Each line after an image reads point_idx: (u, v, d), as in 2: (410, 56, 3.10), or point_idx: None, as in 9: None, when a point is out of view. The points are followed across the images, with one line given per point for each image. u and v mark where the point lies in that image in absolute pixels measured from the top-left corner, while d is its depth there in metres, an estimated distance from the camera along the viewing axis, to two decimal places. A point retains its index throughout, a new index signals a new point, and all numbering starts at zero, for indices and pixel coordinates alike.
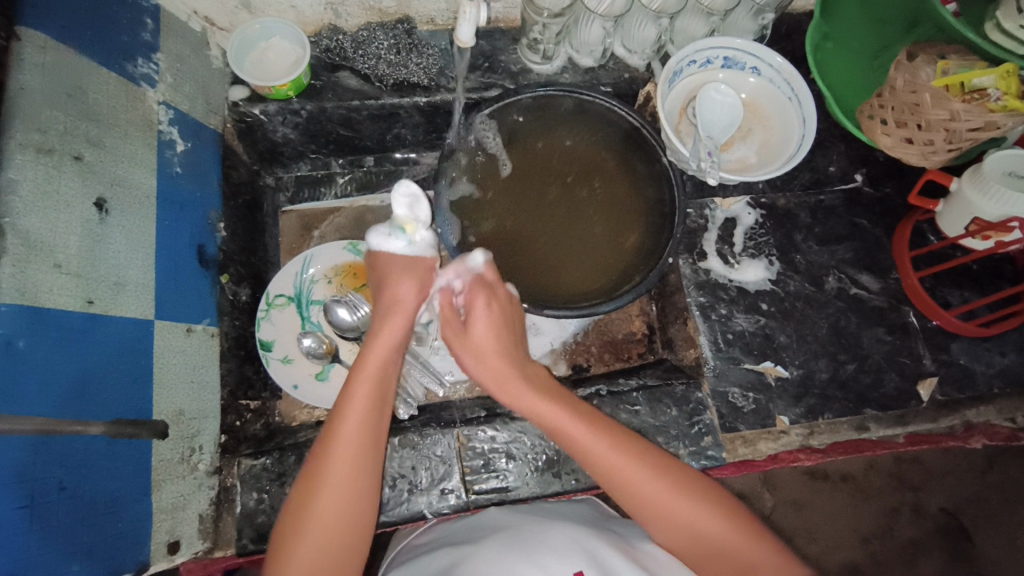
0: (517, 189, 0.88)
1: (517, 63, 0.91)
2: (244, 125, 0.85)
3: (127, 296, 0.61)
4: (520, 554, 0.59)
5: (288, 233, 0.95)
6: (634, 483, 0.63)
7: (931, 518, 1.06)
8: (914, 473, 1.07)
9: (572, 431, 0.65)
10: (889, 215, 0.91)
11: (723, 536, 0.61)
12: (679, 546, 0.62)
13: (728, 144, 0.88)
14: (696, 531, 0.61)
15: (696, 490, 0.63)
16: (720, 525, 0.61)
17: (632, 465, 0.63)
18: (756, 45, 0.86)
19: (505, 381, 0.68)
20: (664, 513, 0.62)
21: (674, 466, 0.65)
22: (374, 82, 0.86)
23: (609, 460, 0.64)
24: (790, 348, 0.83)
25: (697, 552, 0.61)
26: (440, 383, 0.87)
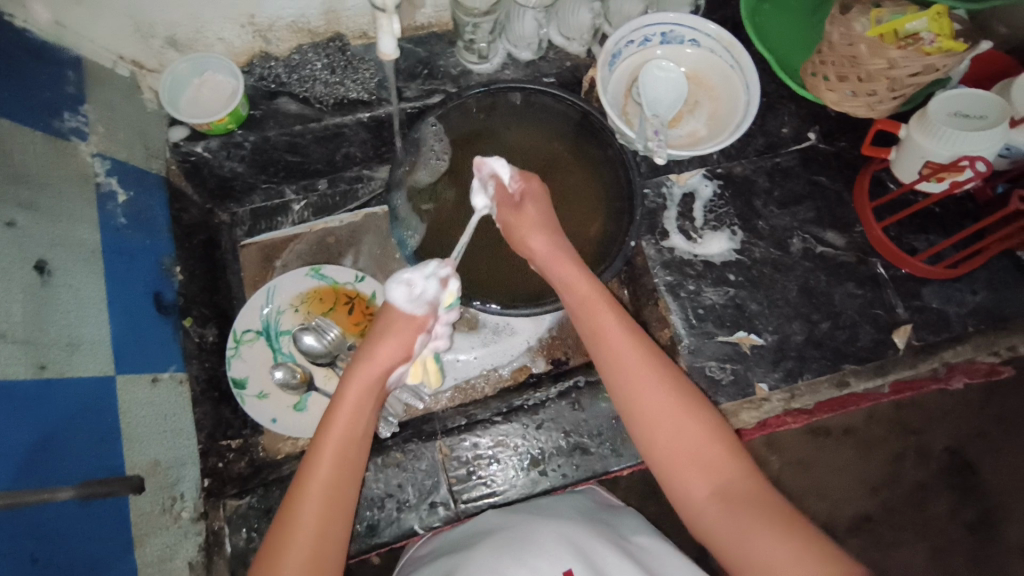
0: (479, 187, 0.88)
1: (456, 66, 0.90)
2: (189, 165, 0.84)
3: (83, 355, 0.60)
4: (511, 557, 0.59)
5: (250, 267, 0.92)
6: (655, 399, 0.63)
7: (937, 459, 1.06)
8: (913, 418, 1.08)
9: (598, 314, 0.68)
10: (847, 168, 0.91)
11: (709, 455, 0.61)
12: (659, 455, 0.63)
13: (677, 120, 0.87)
14: (679, 444, 0.62)
15: (696, 414, 0.63)
16: (709, 449, 0.62)
17: (653, 377, 0.64)
18: (690, 17, 0.86)
19: (556, 258, 0.72)
20: (654, 431, 0.63)
21: (686, 383, 0.65)
22: (313, 104, 0.86)
23: (629, 356, 0.65)
24: (762, 314, 0.83)
25: (702, 481, 0.61)
26: (420, 397, 0.85)
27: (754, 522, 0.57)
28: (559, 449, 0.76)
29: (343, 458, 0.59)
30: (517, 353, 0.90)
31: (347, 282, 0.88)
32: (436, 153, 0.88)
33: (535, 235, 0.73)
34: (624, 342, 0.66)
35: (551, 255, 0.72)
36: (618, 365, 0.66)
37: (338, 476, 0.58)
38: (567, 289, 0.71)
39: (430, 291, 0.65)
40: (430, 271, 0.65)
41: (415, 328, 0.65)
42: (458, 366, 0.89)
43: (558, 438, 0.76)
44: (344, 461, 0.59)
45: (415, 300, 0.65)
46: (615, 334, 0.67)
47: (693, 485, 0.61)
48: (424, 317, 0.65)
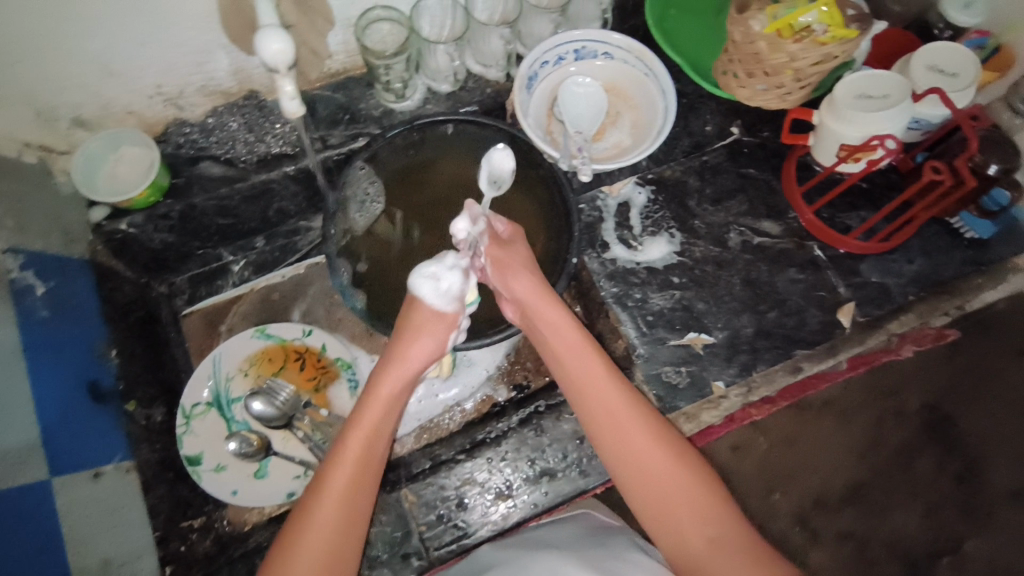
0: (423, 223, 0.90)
1: (378, 107, 0.90)
2: (117, 243, 0.82)
3: (7, 465, 0.58)
4: None
5: (195, 335, 0.91)
6: (645, 447, 0.64)
7: None
8: None
9: (587, 361, 0.69)
10: (773, 157, 0.92)
11: (701, 504, 0.62)
12: (649, 503, 0.63)
13: (601, 133, 0.88)
14: (669, 491, 0.62)
15: (686, 461, 0.64)
16: (699, 497, 0.62)
17: (643, 427, 0.65)
18: (599, 31, 0.87)
19: (543, 301, 0.71)
20: (647, 476, 0.63)
21: (672, 432, 0.66)
22: (237, 164, 0.84)
23: (620, 406, 0.66)
24: (710, 312, 0.83)
25: (694, 531, 0.61)
26: None
27: (747, 572, 0.57)
28: (526, 479, 0.75)
29: (335, 543, 0.59)
30: (476, 385, 0.89)
31: (295, 338, 0.86)
32: (370, 197, 0.89)
33: (522, 276, 0.71)
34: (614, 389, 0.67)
35: (538, 302, 0.71)
36: (609, 416, 0.66)
37: (355, 489, 0.61)
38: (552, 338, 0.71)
39: (458, 283, 0.68)
40: (452, 264, 0.68)
41: (445, 320, 0.68)
42: (420, 408, 0.88)
43: (523, 468, 0.76)
44: (362, 475, 0.62)
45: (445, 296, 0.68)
46: (605, 381, 0.68)
47: (688, 535, 0.61)
48: (455, 307, 0.69)
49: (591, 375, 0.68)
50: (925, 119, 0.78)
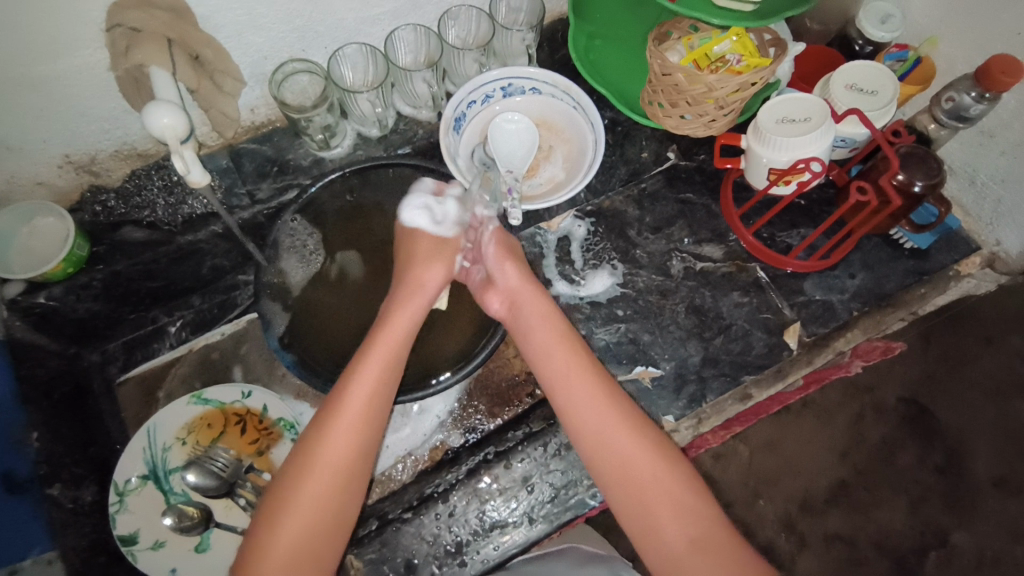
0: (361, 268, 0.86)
1: (307, 156, 0.88)
2: (37, 317, 0.79)
3: None
4: None
5: (130, 405, 0.86)
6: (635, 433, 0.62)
7: None
8: None
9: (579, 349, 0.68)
10: (711, 180, 0.93)
11: (685, 502, 0.59)
12: (631, 493, 0.60)
13: (535, 169, 0.87)
14: (649, 482, 0.60)
15: (675, 458, 0.62)
16: (679, 491, 0.60)
17: (624, 415, 0.63)
18: (522, 69, 0.87)
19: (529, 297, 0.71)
20: (636, 460, 0.61)
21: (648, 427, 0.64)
22: (161, 227, 0.82)
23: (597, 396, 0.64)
24: (656, 343, 0.83)
25: (678, 526, 0.58)
26: None
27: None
28: (475, 532, 0.73)
29: (308, 535, 0.57)
30: (430, 431, 0.84)
31: (234, 401, 0.82)
32: (299, 253, 0.85)
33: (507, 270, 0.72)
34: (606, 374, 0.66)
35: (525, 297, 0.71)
36: (578, 407, 0.64)
37: (353, 452, 0.60)
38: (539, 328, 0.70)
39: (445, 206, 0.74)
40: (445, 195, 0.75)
41: (445, 240, 0.73)
42: None
43: (472, 521, 0.74)
44: (359, 445, 0.60)
45: (451, 203, 0.75)
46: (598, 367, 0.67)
47: (668, 533, 0.59)
48: (463, 223, 0.74)
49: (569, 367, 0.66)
50: (850, 137, 0.80)
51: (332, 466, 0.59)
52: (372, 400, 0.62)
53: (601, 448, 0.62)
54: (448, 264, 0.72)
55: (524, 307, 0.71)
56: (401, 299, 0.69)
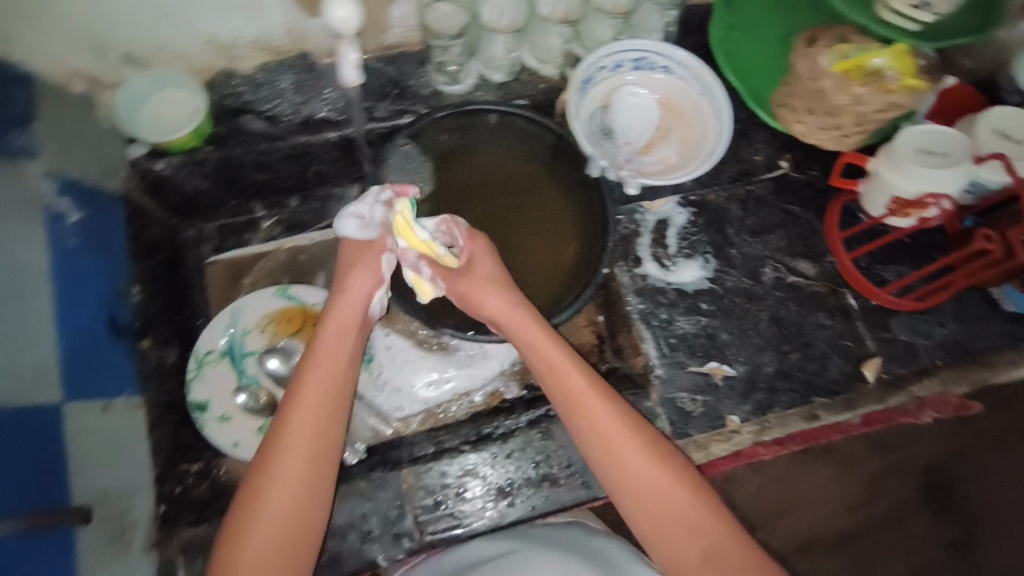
0: (459, 206, 0.89)
1: (427, 86, 0.87)
2: (151, 183, 0.81)
3: (26, 383, 0.58)
4: None
5: (216, 284, 0.90)
6: (636, 466, 0.60)
7: None
8: None
9: (569, 378, 0.64)
10: (819, 198, 0.91)
11: (696, 519, 0.59)
12: (642, 521, 0.60)
13: (649, 146, 0.86)
14: (651, 497, 0.60)
15: (679, 476, 0.61)
16: (685, 503, 0.60)
17: (621, 431, 0.62)
18: (662, 45, 0.84)
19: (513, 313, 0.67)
20: (638, 494, 0.60)
21: (648, 430, 0.64)
22: (279, 122, 0.83)
23: (592, 405, 0.62)
24: (733, 344, 0.82)
25: (691, 543, 0.59)
26: (388, 422, 0.84)
27: None
28: (528, 480, 0.75)
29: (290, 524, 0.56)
30: (490, 377, 0.87)
31: (317, 303, 0.85)
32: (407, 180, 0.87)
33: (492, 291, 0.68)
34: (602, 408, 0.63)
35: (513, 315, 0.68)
36: (591, 420, 0.63)
37: (307, 482, 0.57)
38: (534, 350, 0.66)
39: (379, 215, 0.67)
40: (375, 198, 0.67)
41: (379, 253, 0.67)
42: (429, 391, 0.86)
43: (527, 468, 0.75)
44: (324, 440, 0.59)
45: (366, 226, 0.66)
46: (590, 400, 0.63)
47: (683, 550, 0.59)
48: (382, 246, 0.67)
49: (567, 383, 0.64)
50: (982, 182, 0.76)
51: (287, 498, 0.57)
52: (317, 428, 0.59)
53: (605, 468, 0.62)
54: (376, 282, 0.67)
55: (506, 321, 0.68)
56: (340, 325, 0.65)
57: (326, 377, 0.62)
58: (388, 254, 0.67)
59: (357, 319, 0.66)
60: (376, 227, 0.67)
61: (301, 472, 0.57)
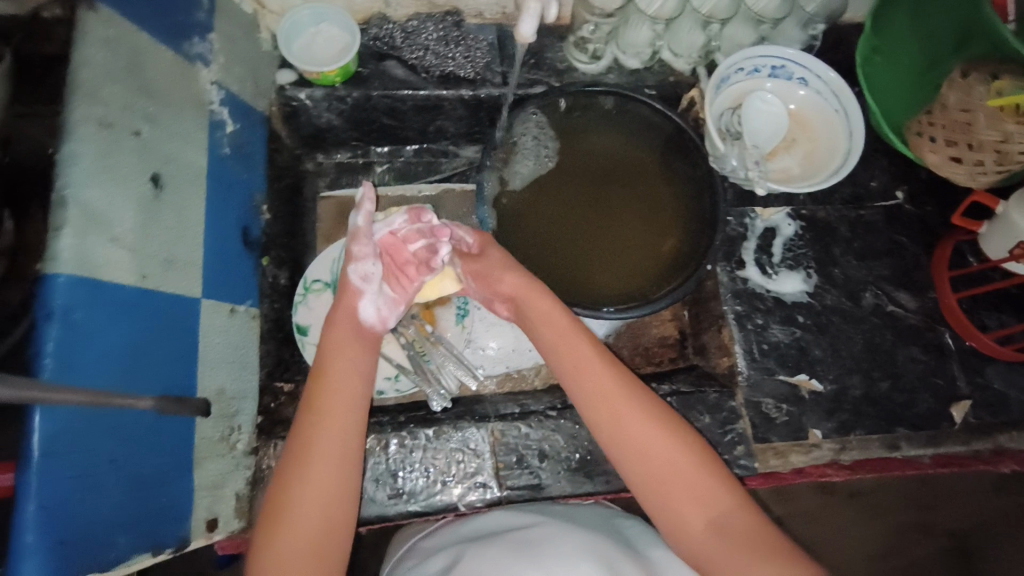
0: (570, 183, 0.91)
1: (563, 61, 0.91)
2: (290, 110, 0.85)
3: (177, 273, 0.61)
4: (529, 561, 0.59)
5: (326, 219, 0.93)
6: (645, 435, 0.63)
7: (937, 539, 1.24)
8: (924, 496, 1.25)
9: (577, 352, 0.69)
10: (928, 233, 0.90)
11: (704, 487, 0.61)
12: (653, 492, 0.62)
13: (773, 154, 0.87)
14: (654, 460, 0.63)
15: (686, 445, 0.64)
16: (689, 472, 0.62)
17: (622, 392, 0.66)
18: (807, 56, 0.85)
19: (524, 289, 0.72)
20: (647, 462, 0.63)
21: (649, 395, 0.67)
22: (420, 72, 0.86)
23: (595, 369, 0.68)
24: (824, 362, 0.82)
25: (698, 509, 0.60)
26: (473, 377, 0.86)
27: (756, 555, 0.57)
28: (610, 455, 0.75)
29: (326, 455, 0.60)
30: None
31: None
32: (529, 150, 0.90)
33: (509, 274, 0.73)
34: (610, 382, 0.67)
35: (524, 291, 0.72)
36: (595, 388, 0.67)
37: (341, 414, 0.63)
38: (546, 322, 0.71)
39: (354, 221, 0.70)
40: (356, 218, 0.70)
41: (350, 265, 0.70)
42: (513, 355, 0.89)
43: None
44: (354, 383, 0.65)
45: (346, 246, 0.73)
46: (599, 372, 0.67)
47: (693, 518, 0.60)
48: (349, 257, 0.69)
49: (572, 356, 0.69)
50: None
51: (320, 466, 0.59)
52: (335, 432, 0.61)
53: (608, 428, 0.65)
54: (359, 292, 0.70)
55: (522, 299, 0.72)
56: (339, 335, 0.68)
57: (348, 378, 0.65)
58: (362, 261, 0.70)
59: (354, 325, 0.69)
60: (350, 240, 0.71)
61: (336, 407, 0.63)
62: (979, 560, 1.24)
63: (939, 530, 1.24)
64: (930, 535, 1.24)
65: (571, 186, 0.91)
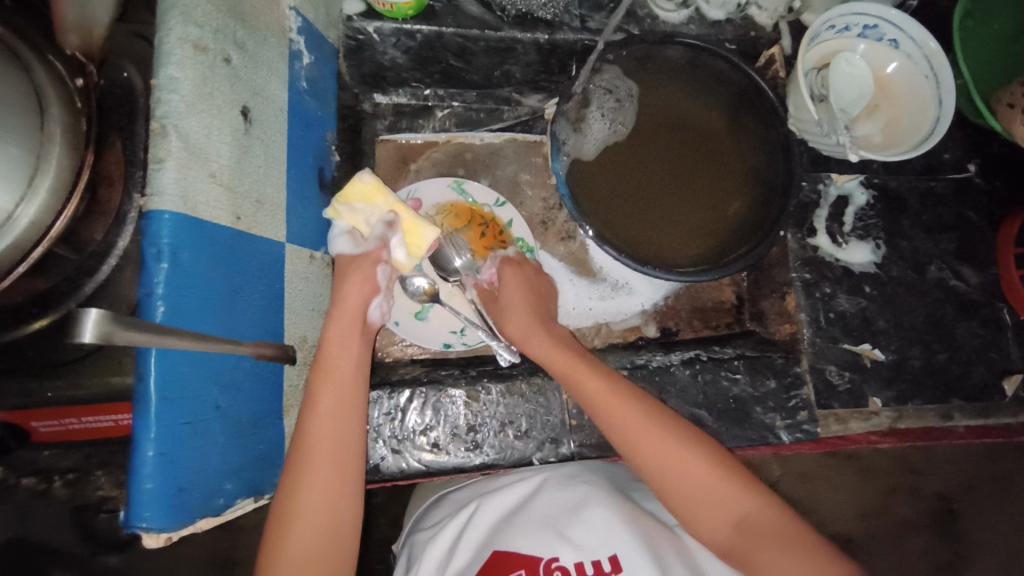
0: (640, 142, 0.88)
1: (644, 9, 0.86)
2: (354, 44, 0.80)
3: (265, 215, 0.58)
4: (554, 533, 0.62)
5: (384, 164, 0.90)
6: (661, 442, 0.64)
7: (928, 500, 1.32)
8: (917, 460, 1.33)
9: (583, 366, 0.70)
10: (996, 209, 0.89)
11: (723, 488, 0.62)
12: (672, 495, 0.63)
13: (855, 120, 0.84)
14: (667, 468, 0.63)
15: (703, 449, 0.64)
16: (708, 475, 0.62)
17: (639, 415, 0.66)
18: (903, 15, 0.81)
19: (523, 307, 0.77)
20: (665, 467, 0.63)
21: (667, 413, 0.67)
22: (494, 11, 0.80)
23: (610, 398, 0.67)
24: (887, 332, 0.83)
25: (715, 511, 0.61)
26: None
27: (785, 552, 0.56)
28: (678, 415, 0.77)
29: (331, 456, 0.57)
30: (630, 313, 0.92)
31: (487, 204, 0.86)
32: (605, 112, 0.88)
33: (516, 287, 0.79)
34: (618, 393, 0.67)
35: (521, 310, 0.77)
36: (615, 411, 0.66)
37: (340, 413, 0.59)
38: (544, 338, 0.74)
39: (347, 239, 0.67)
40: (340, 235, 0.67)
41: (373, 264, 0.66)
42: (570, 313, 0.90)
43: (681, 405, 0.78)
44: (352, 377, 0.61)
45: (360, 241, 0.67)
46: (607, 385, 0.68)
47: (714, 517, 0.61)
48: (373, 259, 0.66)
49: (580, 376, 0.68)
50: None
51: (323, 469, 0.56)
52: (334, 452, 0.57)
53: (620, 439, 0.66)
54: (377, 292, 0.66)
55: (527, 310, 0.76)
56: (342, 333, 0.63)
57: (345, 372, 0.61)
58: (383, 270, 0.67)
59: (360, 321, 0.64)
60: (372, 241, 0.67)
61: (334, 403, 0.59)
62: (965, 522, 1.32)
63: (926, 493, 1.32)
64: (917, 498, 1.32)
65: (642, 145, 0.88)
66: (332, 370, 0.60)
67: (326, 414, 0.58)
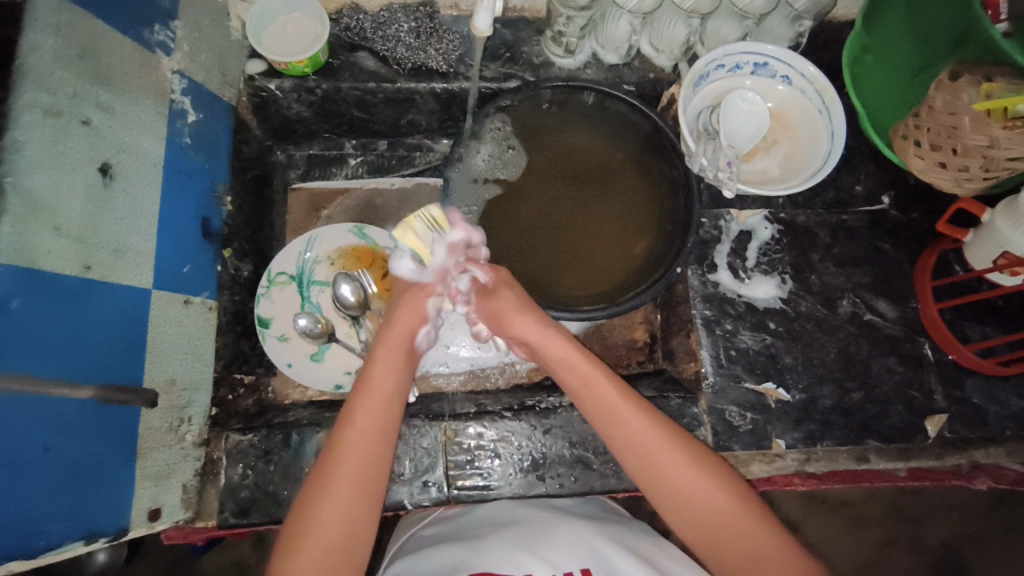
0: (544, 183, 0.88)
1: (539, 55, 0.89)
2: (259, 100, 0.84)
3: (126, 263, 0.61)
4: (524, 548, 0.59)
5: (296, 211, 0.95)
6: (675, 468, 0.62)
7: (928, 552, 1.19)
8: (916, 509, 1.21)
9: (600, 386, 0.67)
10: (914, 241, 0.87)
11: (742, 522, 0.60)
12: (686, 522, 0.61)
13: (751, 154, 0.84)
14: (685, 495, 0.61)
15: (717, 475, 0.62)
16: (732, 512, 0.60)
17: (655, 438, 0.64)
18: (791, 54, 0.82)
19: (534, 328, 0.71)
20: (682, 497, 0.61)
21: (694, 442, 0.65)
22: (391, 64, 0.84)
23: (625, 415, 0.65)
24: (795, 370, 0.80)
25: (730, 544, 0.59)
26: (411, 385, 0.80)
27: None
28: (561, 458, 0.75)
29: (359, 474, 0.60)
30: None
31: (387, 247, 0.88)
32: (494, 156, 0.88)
33: (516, 316, 0.71)
34: (635, 416, 0.65)
35: (534, 329, 0.71)
36: (625, 429, 0.65)
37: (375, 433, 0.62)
38: (558, 360, 0.70)
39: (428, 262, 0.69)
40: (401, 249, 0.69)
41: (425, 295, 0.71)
42: (476, 354, 0.90)
43: (562, 447, 0.75)
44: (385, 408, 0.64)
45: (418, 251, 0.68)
46: (622, 407, 0.66)
47: (731, 554, 0.59)
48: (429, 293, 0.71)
49: (598, 394, 0.67)
50: None
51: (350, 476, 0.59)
52: (358, 479, 0.60)
53: (638, 467, 0.64)
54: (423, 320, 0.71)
55: (532, 336, 0.71)
56: (386, 360, 0.68)
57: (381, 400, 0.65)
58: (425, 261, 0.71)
59: (407, 347, 0.70)
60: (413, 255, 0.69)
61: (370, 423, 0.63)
62: None
63: (928, 544, 1.20)
64: (919, 550, 1.19)
65: (549, 186, 0.88)
66: (369, 398, 0.64)
67: (362, 432, 0.62)
